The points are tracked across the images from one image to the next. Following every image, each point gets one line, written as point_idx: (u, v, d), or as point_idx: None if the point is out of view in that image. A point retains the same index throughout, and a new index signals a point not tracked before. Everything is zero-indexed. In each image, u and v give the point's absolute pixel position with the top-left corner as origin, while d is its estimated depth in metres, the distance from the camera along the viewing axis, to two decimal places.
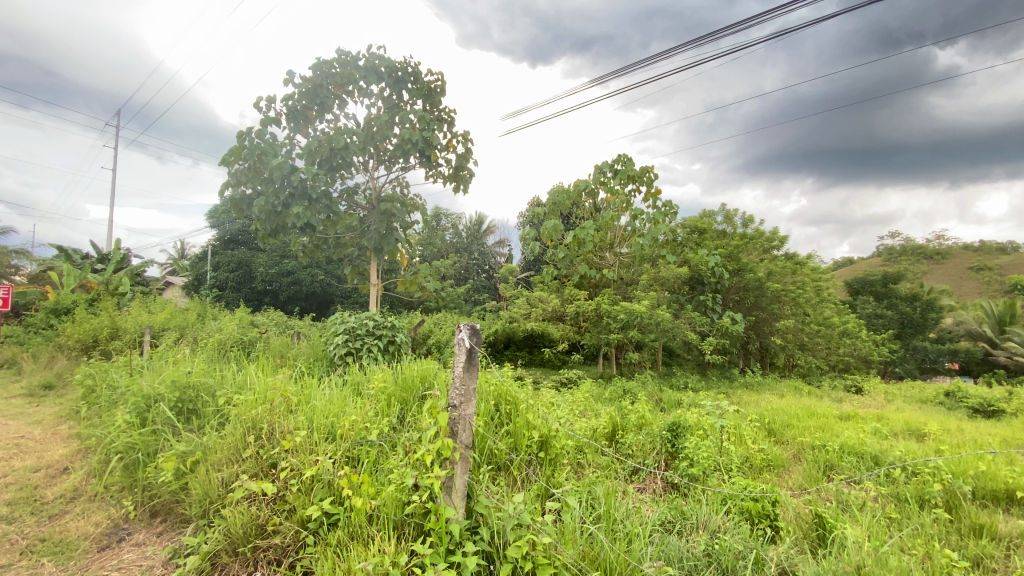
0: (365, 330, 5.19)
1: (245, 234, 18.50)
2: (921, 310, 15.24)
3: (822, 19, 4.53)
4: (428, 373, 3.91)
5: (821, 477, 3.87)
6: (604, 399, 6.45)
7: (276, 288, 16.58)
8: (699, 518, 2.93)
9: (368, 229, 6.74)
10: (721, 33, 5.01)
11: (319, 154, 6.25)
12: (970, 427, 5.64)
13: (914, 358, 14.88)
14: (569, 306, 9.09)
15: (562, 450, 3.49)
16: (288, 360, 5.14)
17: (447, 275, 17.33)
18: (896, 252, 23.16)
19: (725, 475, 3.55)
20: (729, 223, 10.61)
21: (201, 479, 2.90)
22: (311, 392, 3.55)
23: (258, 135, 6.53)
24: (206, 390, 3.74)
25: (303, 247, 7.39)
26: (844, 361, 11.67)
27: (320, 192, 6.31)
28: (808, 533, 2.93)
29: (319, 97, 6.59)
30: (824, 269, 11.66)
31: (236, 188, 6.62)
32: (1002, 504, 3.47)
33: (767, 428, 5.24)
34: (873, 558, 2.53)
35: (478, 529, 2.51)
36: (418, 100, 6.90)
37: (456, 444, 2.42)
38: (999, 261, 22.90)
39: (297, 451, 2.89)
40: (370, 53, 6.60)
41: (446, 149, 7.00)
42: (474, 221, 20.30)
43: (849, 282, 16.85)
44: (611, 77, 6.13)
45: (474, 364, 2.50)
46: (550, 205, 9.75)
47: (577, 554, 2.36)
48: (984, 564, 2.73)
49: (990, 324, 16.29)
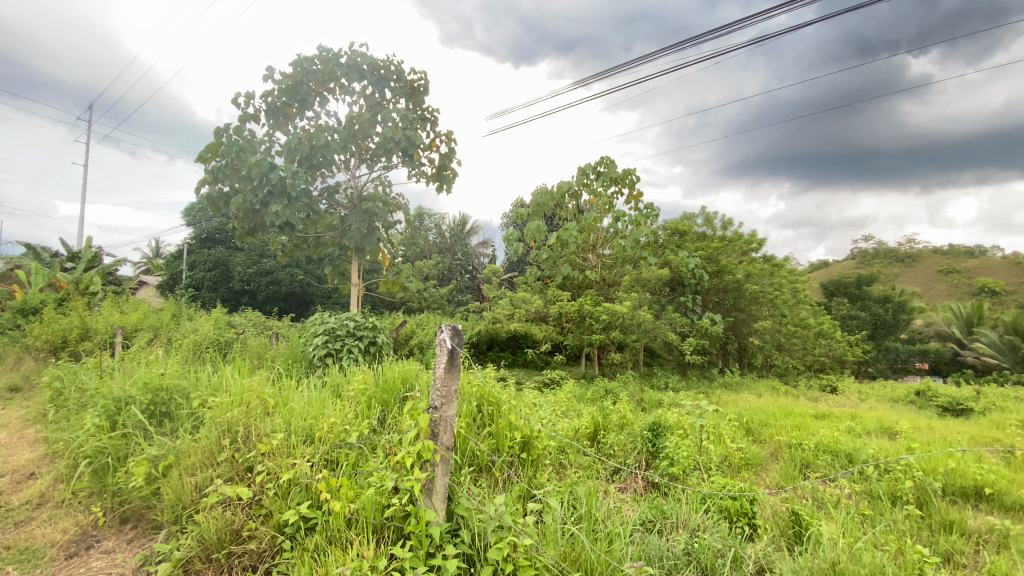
0: (345, 330, 5.13)
1: (223, 233, 18.13)
2: (893, 311, 15.69)
3: (801, 27, 4.46)
4: (409, 373, 3.86)
5: (797, 475, 3.95)
6: (586, 399, 6.51)
7: (254, 287, 16.29)
8: (679, 517, 2.95)
9: (349, 229, 6.65)
10: (703, 37, 4.89)
11: (299, 151, 6.13)
12: (940, 426, 5.80)
13: (886, 358, 15.31)
14: (552, 307, 9.12)
15: (544, 450, 3.49)
16: (266, 361, 5.04)
17: (429, 275, 17.27)
18: (870, 255, 23.79)
19: (705, 474, 3.59)
20: (708, 226, 10.75)
21: (173, 484, 2.82)
22: (289, 394, 3.50)
23: (237, 132, 6.39)
24: (180, 392, 3.65)
25: (282, 246, 7.27)
26: (819, 361, 11.93)
27: (300, 191, 6.20)
28: (784, 531, 2.98)
29: (300, 93, 6.48)
30: (800, 271, 11.92)
31: (212, 185, 6.47)
32: (971, 500, 3.58)
33: (745, 427, 5.32)
34: (847, 554, 2.58)
35: (459, 531, 2.49)
36: (401, 99, 6.83)
37: (437, 445, 2.39)
38: (966, 264, 23.70)
39: (273, 454, 2.83)
40: (352, 50, 6.52)
41: (430, 149, 6.94)
42: (456, 221, 20.24)
43: (824, 284, 17.26)
44: (594, 79, 6.00)
45: (455, 366, 2.47)
46: (534, 206, 9.74)
47: (558, 555, 2.36)
48: (954, 560, 2.80)
49: (958, 325, 16.84)
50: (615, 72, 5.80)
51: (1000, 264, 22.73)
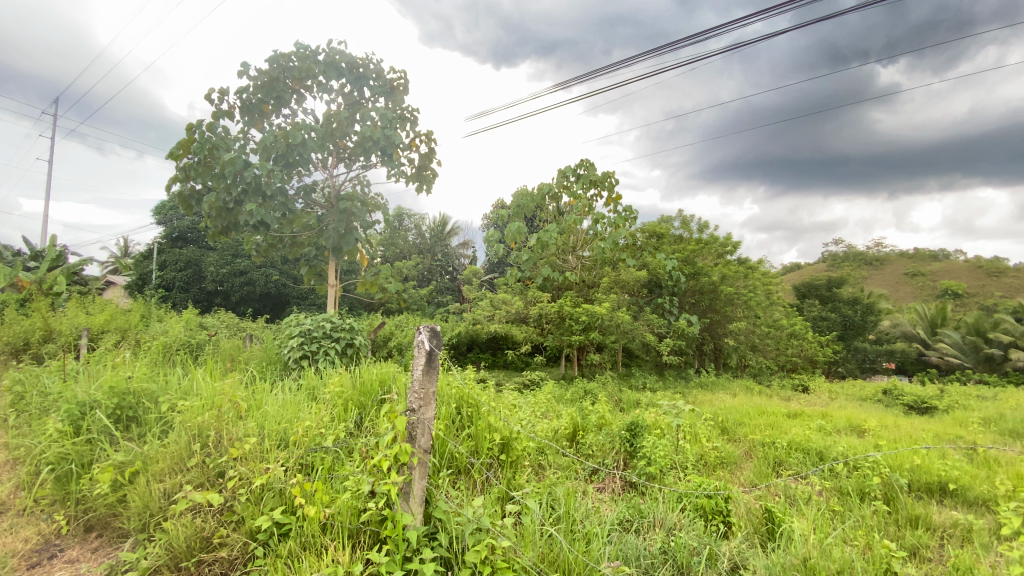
0: (321, 332, 5.04)
1: (195, 231, 17.66)
2: (861, 312, 16.18)
3: (776, 35, 4.69)
4: (387, 376, 3.82)
5: (771, 473, 4.04)
6: (566, 399, 6.55)
7: (228, 288, 15.92)
8: (656, 516, 2.98)
9: (326, 228, 6.55)
10: (682, 44, 5.10)
11: (274, 149, 6.01)
12: (905, 423, 6.00)
13: (855, 358, 15.79)
14: (532, 308, 9.14)
15: (523, 452, 3.48)
16: (240, 364, 4.92)
17: (409, 276, 17.14)
18: (839, 258, 24.51)
19: (681, 473, 3.64)
20: (685, 229, 10.94)
21: (140, 491, 2.72)
22: (263, 398, 3.42)
23: (210, 128, 6.22)
24: (148, 396, 3.55)
25: (256, 246, 7.11)
26: (792, 361, 12.24)
27: (275, 189, 6.07)
28: (758, 528, 3.04)
29: (276, 91, 6.37)
30: (773, 273, 12.21)
31: (184, 182, 6.28)
32: (935, 495, 3.72)
33: (721, 426, 5.42)
34: (818, 550, 2.64)
35: (436, 535, 2.46)
36: (380, 97, 6.76)
37: (414, 448, 2.36)
38: (930, 266, 24.62)
39: (246, 459, 2.76)
40: (331, 47, 6.43)
41: (409, 149, 6.87)
42: (437, 222, 20.13)
43: (797, 286, 17.70)
44: (574, 82, 6.17)
45: (433, 367, 2.45)
46: (514, 208, 9.75)
47: (536, 556, 2.36)
48: (920, 554, 2.90)
49: (923, 326, 17.49)
50: (594, 77, 5.99)
51: (962, 268, 23.66)
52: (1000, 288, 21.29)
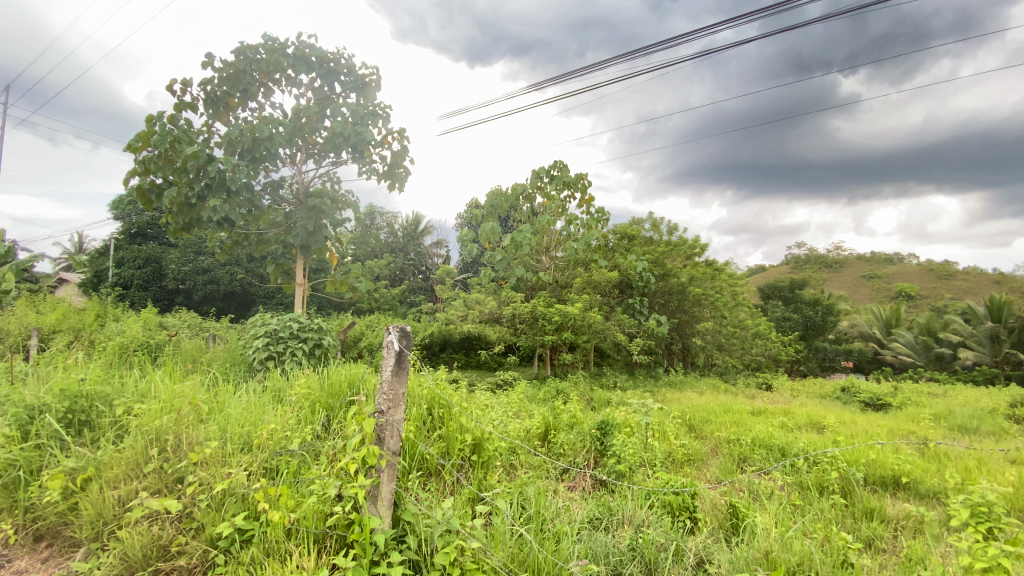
0: (288, 332, 4.92)
1: (155, 227, 16.99)
2: (822, 313, 16.82)
3: (743, 43, 4.80)
4: (356, 377, 3.77)
5: (735, 469, 4.16)
6: (538, 399, 6.56)
7: (190, 286, 15.39)
8: (625, 513, 3.03)
9: (295, 226, 6.38)
10: (654, 49, 5.10)
11: (240, 144, 5.82)
12: (861, 420, 6.26)
13: (816, 357, 16.42)
14: (506, 308, 9.13)
15: (495, 452, 3.47)
16: (201, 366, 4.75)
17: (380, 275, 16.92)
18: (802, 260, 25.46)
19: (649, 470, 3.70)
20: (655, 231, 11.14)
21: (93, 498, 2.58)
22: (225, 400, 3.33)
23: (172, 121, 5.98)
24: (103, 399, 3.39)
25: (221, 243, 6.88)
26: (757, 360, 12.63)
27: (241, 184, 5.87)
28: (722, 523, 3.11)
29: (242, 83, 6.18)
30: (739, 275, 12.56)
31: (143, 176, 6.02)
32: (889, 488, 3.90)
33: (688, 424, 5.54)
34: (779, 543, 2.73)
35: (405, 538, 2.43)
36: (352, 93, 6.63)
37: (382, 451, 2.32)
38: (886, 269, 25.81)
39: (207, 463, 2.67)
40: (300, 40, 6.28)
41: (381, 146, 6.75)
42: (409, 221, 19.95)
43: (761, 287, 18.29)
44: (548, 84, 6.12)
45: (403, 368, 2.41)
46: (488, 208, 9.74)
47: (505, 557, 2.36)
48: (874, 545, 3.02)
49: (879, 326, 18.31)
50: (569, 78, 5.91)
51: (915, 271, 24.88)
52: (949, 291, 22.48)
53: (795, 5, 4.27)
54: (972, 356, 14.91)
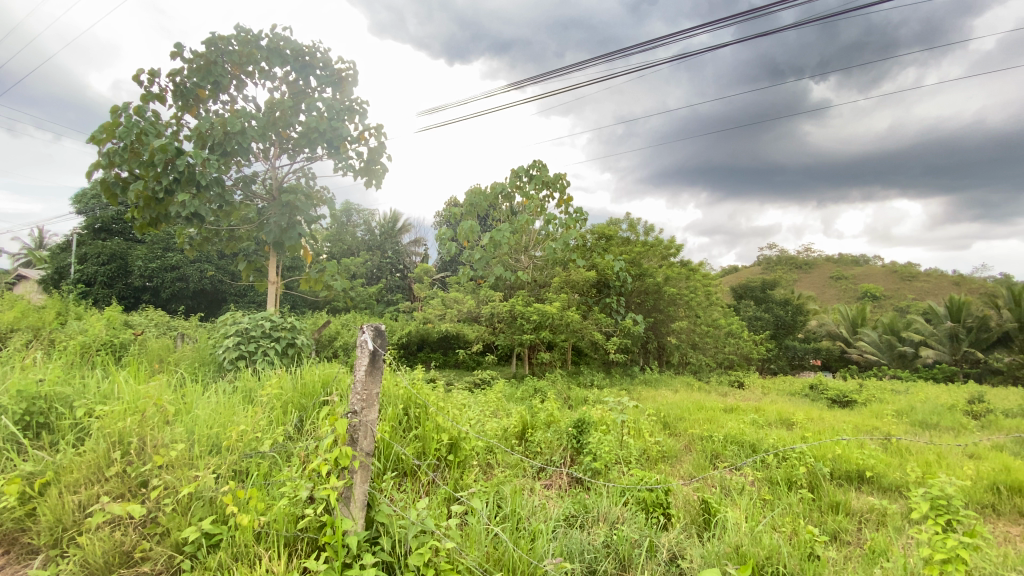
0: (260, 331, 4.80)
1: (121, 222, 16.40)
2: (792, 313, 17.31)
3: (719, 47, 5.02)
4: (329, 377, 3.73)
5: (707, 465, 4.25)
6: (516, 398, 6.58)
7: (157, 284, 14.93)
8: (600, 511, 3.05)
9: (267, 222, 6.23)
10: (633, 51, 5.31)
11: (211, 137, 5.66)
12: (828, 416, 6.45)
13: (785, 355, 16.88)
14: (484, 307, 9.11)
15: (471, 451, 3.46)
16: (168, 366, 4.61)
17: (356, 273, 16.72)
18: (773, 261, 26.16)
19: (625, 467, 3.74)
20: (632, 232, 11.27)
21: (51, 503, 2.46)
22: (193, 401, 3.24)
23: (138, 112, 5.77)
24: (62, 401, 3.25)
25: (189, 239, 6.67)
26: (729, 358, 12.93)
27: (211, 179, 5.70)
28: (695, 518, 3.17)
29: (213, 75, 6.00)
30: (713, 275, 12.82)
31: (108, 169, 5.79)
32: (854, 482, 4.03)
33: (663, 421, 5.62)
34: (749, 538, 2.78)
35: (378, 539, 2.40)
36: (328, 88, 6.51)
37: (355, 452, 2.28)
38: (853, 270, 26.65)
39: (173, 466, 2.60)
40: (274, 32, 6.13)
41: (358, 142, 6.64)
42: (387, 218, 19.77)
43: (734, 287, 18.71)
44: (529, 83, 6.26)
45: (377, 368, 2.38)
46: (467, 206, 9.70)
47: (480, 556, 2.35)
48: (840, 538, 3.12)
49: (846, 326, 18.90)
50: (549, 78, 6.08)
51: (880, 273, 25.78)
52: (912, 291, 23.38)
53: (767, 11, 4.57)
54: (932, 354, 15.51)
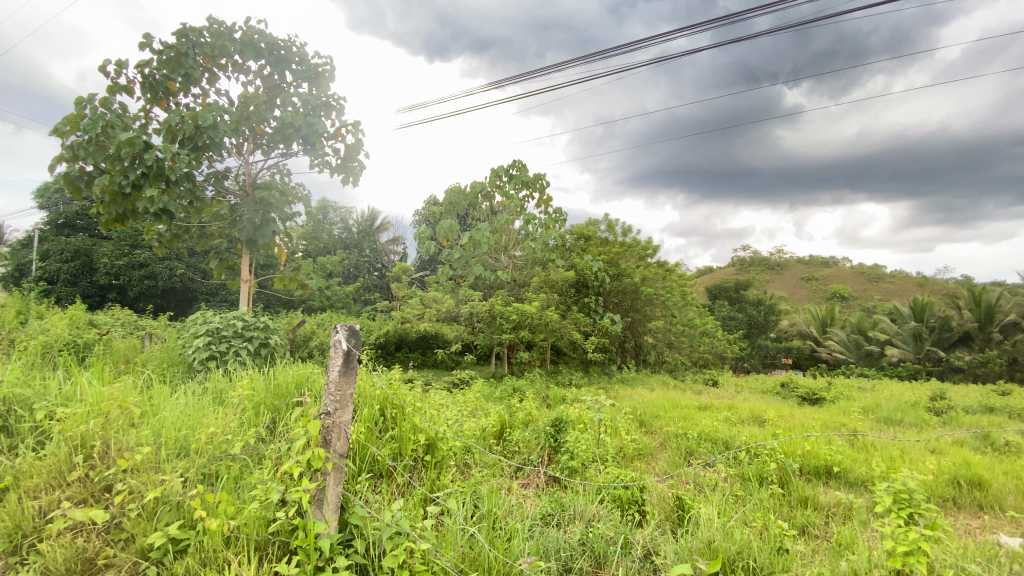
0: (232, 331, 4.69)
1: (85, 218, 15.82)
2: (764, 312, 17.73)
3: (694, 51, 5.39)
4: (302, 378, 3.70)
5: (682, 462, 4.32)
6: (495, 398, 6.58)
7: (124, 282, 14.44)
8: (576, 509, 3.08)
9: (240, 219, 6.07)
10: (611, 52, 5.67)
11: (181, 131, 5.50)
12: (799, 413, 6.63)
13: (758, 354, 17.28)
14: (463, 307, 9.08)
15: (449, 452, 3.44)
16: (135, 367, 4.46)
17: (333, 272, 16.50)
18: (747, 262, 26.77)
19: (601, 465, 3.77)
20: (611, 232, 11.38)
21: (8, 509, 2.35)
22: (160, 403, 3.16)
23: (104, 104, 5.57)
24: (21, 403, 3.11)
25: (158, 236, 6.47)
26: (704, 357, 13.17)
27: (181, 174, 5.53)
28: (669, 515, 3.21)
29: (184, 67, 5.83)
30: (689, 275, 13.03)
31: (71, 162, 5.57)
32: (822, 477, 4.15)
33: (639, 420, 5.70)
34: (720, 533, 2.83)
35: (352, 542, 2.36)
36: (303, 83, 6.40)
37: (329, 453, 2.25)
38: (823, 272, 27.44)
39: (138, 470, 2.51)
40: (248, 25, 5.99)
41: (334, 138, 6.53)
42: (365, 216, 19.56)
43: (709, 288, 19.09)
44: (508, 82, 6.55)
45: (351, 368, 2.35)
46: (446, 205, 9.65)
47: (455, 557, 2.35)
48: (809, 531, 3.21)
49: (816, 326, 19.43)
50: (529, 78, 6.40)
51: (849, 275, 26.61)
52: (878, 292, 24.19)
53: (740, 18, 4.87)
54: (898, 353, 16.07)
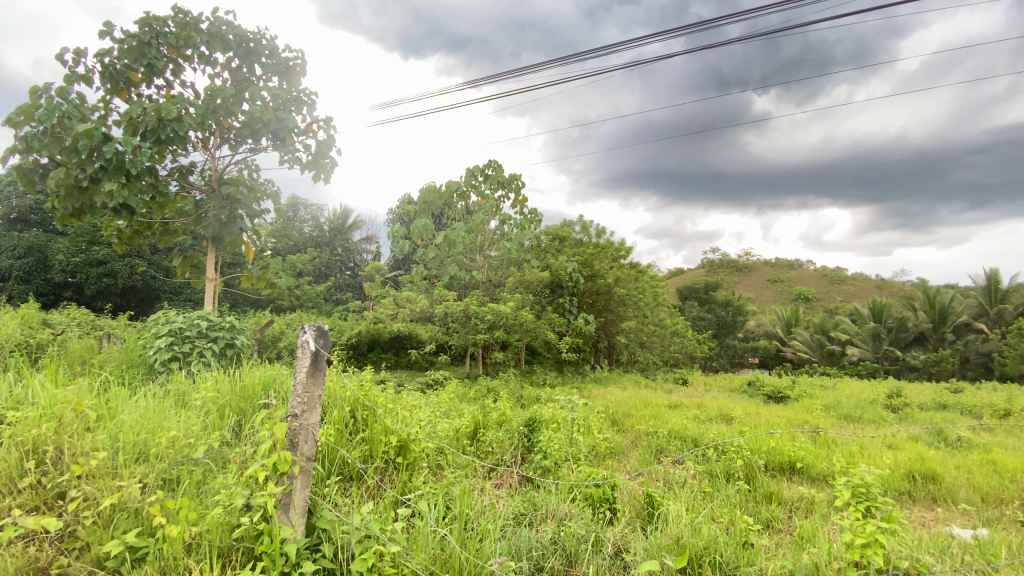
0: (196, 331, 4.54)
1: (39, 213, 15.10)
2: (732, 313, 18.21)
3: (669, 57, 5.22)
4: (269, 379, 3.63)
5: (652, 459, 4.41)
6: (468, 398, 6.57)
7: (81, 280, 13.83)
8: (549, 508, 3.09)
9: (206, 216, 5.89)
10: (586, 54, 5.49)
11: (143, 124, 5.29)
12: (764, 411, 6.84)
13: (726, 354, 17.72)
14: (437, 307, 9.01)
15: (421, 453, 3.42)
16: (91, 369, 4.28)
17: (304, 271, 16.18)
18: (716, 264, 27.44)
19: (574, 464, 3.81)
20: (585, 233, 11.49)
21: None
22: (119, 406, 3.04)
23: (61, 94, 5.32)
24: None
25: (118, 232, 6.22)
26: (674, 357, 13.44)
27: (143, 168, 5.32)
28: (639, 512, 3.26)
29: (147, 57, 5.61)
30: (660, 276, 13.26)
31: (24, 153, 5.30)
32: (786, 473, 4.29)
33: (611, 418, 5.77)
34: (689, 529, 2.88)
35: (320, 546, 2.32)
36: (273, 77, 6.24)
37: (295, 457, 2.20)
38: (789, 274, 28.39)
39: (94, 477, 2.41)
40: (215, 16, 5.81)
41: (305, 134, 6.40)
42: (336, 215, 19.25)
43: (680, 289, 19.49)
44: (484, 82, 6.29)
45: (319, 370, 2.31)
46: (421, 204, 9.57)
47: (426, 559, 2.33)
48: (773, 526, 3.31)
49: (781, 326, 20.05)
50: (505, 78, 6.15)
51: (812, 277, 27.59)
52: (840, 293, 25.16)
53: (715, 23, 4.84)
54: (858, 352, 16.71)
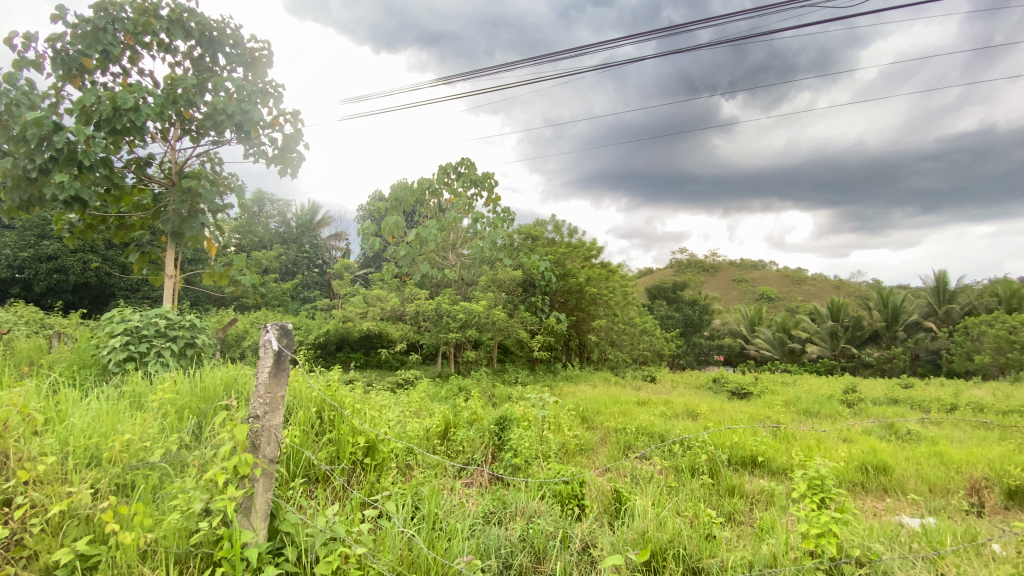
0: (153, 330, 4.36)
1: None
2: (699, 312, 18.68)
3: (638, 60, 5.48)
4: (230, 380, 3.54)
5: (620, 455, 4.49)
6: (440, 397, 6.56)
7: (28, 275, 13.12)
8: (518, 505, 3.11)
9: (165, 210, 5.66)
10: (559, 56, 5.73)
11: (98, 112, 5.04)
12: (728, 407, 7.05)
13: (693, 351, 18.13)
14: (408, 305, 8.91)
15: (390, 454, 3.38)
16: (40, 370, 4.07)
17: (269, 268, 15.77)
18: (684, 264, 28.10)
19: (544, 462, 3.84)
20: (557, 233, 11.57)
21: None
22: (69, 409, 2.90)
23: (8, 79, 5.03)
24: None
25: (70, 226, 5.93)
26: (643, 355, 13.71)
27: (97, 159, 5.08)
28: (607, 507, 3.31)
29: (102, 43, 5.35)
30: (630, 276, 13.48)
31: None
32: (748, 467, 4.44)
33: (581, 415, 5.84)
34: (654, 523, 2.94)
35: (283, 550, 2.28)
36: (238, 67, 6.06)
37: (257, 458, 2.16)
38: (753, 274, 29.32)
39: (42, 482, 2.28)
40: (177, 2, 5.60)
41: (271, 127, 6.23)
42: (304, 211, 18.83)
43: (649, 288, 19.84)
44: (459, 79, 6.50)
45: (282, 369, 2.27)
46: (393, 201, 9.45)
47: (393, 560, 2.31)
48: (734, 518, 3.42)
49: (746, 324, 20.65)
50: (479, 76, 6.39)
51: (775, 277, 28.60)
52: (801, 293, 26.15)
53: (684, 30, 5.07)
54: (817, 350, 17.38)
